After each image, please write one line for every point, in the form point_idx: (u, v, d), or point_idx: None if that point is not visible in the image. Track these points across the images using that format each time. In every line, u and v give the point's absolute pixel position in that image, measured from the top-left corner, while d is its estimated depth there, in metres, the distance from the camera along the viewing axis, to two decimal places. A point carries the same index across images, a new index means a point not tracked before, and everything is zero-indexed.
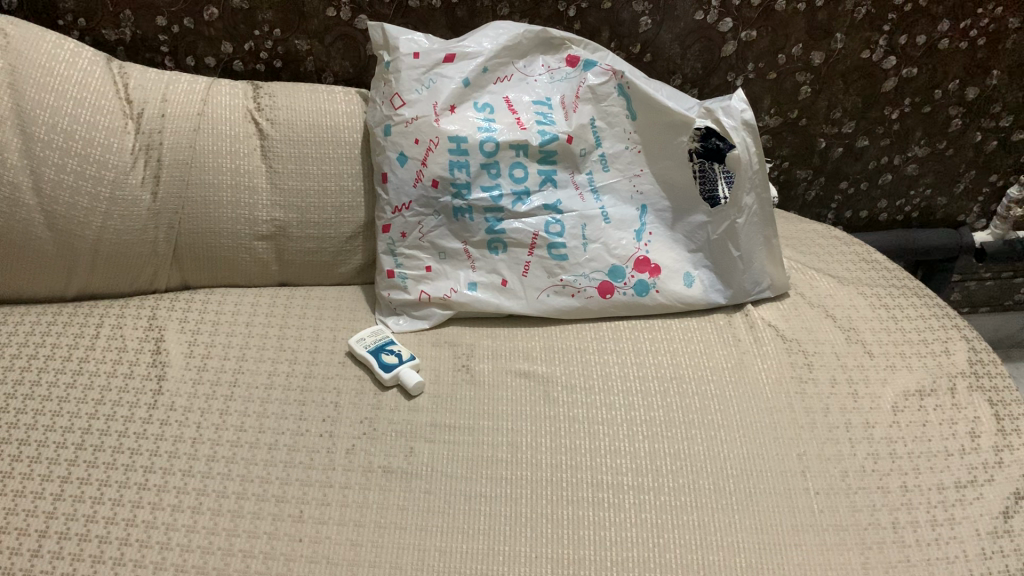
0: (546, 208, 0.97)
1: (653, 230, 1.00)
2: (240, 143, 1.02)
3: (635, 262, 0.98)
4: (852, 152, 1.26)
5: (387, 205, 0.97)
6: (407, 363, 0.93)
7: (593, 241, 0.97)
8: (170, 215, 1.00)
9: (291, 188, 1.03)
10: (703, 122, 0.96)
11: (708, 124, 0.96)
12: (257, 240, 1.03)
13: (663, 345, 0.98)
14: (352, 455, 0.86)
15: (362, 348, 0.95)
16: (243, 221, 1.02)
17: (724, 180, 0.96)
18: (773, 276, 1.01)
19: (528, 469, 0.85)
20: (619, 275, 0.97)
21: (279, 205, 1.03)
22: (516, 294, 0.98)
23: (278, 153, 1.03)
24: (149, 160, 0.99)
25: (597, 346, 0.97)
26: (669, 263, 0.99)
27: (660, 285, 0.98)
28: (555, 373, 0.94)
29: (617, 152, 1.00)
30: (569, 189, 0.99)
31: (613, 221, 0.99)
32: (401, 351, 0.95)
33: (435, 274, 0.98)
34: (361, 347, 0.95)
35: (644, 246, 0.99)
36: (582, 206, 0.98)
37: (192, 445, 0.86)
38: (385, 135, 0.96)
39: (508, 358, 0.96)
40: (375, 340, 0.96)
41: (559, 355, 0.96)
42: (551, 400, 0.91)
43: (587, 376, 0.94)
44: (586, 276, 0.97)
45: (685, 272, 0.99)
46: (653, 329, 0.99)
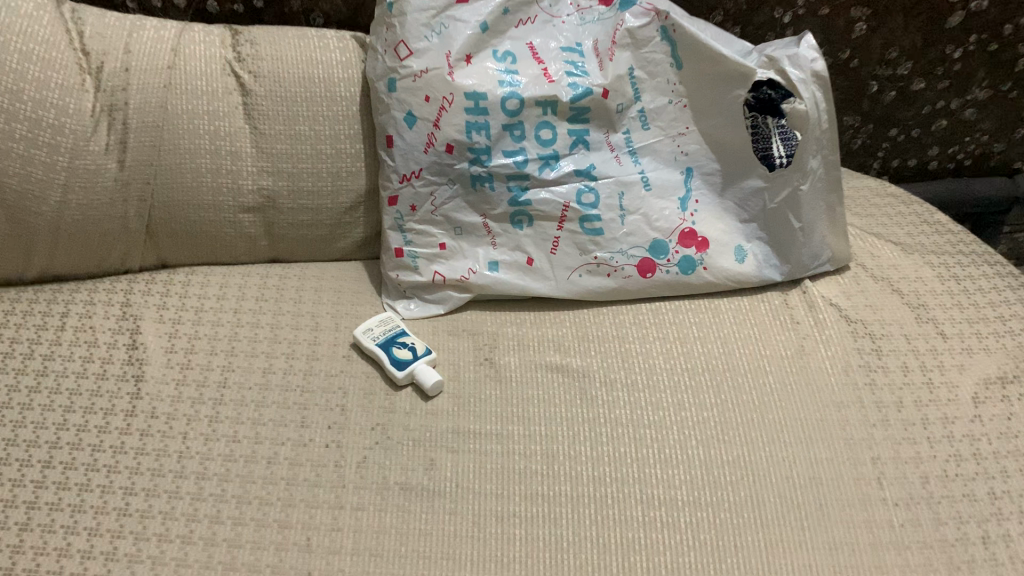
0: (578, 174, 0.84)
1: (699, 197, 0.86)
2: (217, 101, 0.87)
3: (679, 235, 0.85)
4: (906, 96, 1.13)
5: (392, 173, 0.83)
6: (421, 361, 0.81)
7: (632, 212, 0.85)
8: (141, 186, 0.86)
9: (279, 152, 0.88)
10: (764, 73, 0.81)
11: (769, 75, 0.81)
12: (242, 213, 0.89)
13: (712, 329, 0.85)
14: (364, 470, 0.75)
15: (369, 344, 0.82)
16: (227, 192, 0.88)
17: (778, 136, 0.83)
18: (835, 247, 0.87)
19: (566, 483, 0.74)
20: (661, 250, 0.85)
21: (266, 171, 0.88)
22: (543, 275, 0.85)
23: (263, 112, 0.88)
24: (113, 123, 0.84)
25: (637, 333, 0.85)
26: (717, 236, 0.86)
27: (708, 261, 0.85)
28: (592, 366, 0.82)
29: (659, 107, 0.86)
30: (603, 151, 0.85)
31: (654, 188, 0.85)
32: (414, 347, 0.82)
33: (449, 253, 0.85)
34: (370, 343, 0.82)
35: (689, 216, 0.86)
36: (618, 171, 0.85)
37: (178, 461, 0.75)
38: (389, 91, 0.81)
39: (535, 349, 0.83)
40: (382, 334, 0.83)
41: (594, 345, 0.84)
42: (589, 399, 0.79)
43: (628, 369, 0.82)
44: (623, 253, 0.84)
45: (736, 246, 0.86)
46: (699, 310, 0.87)
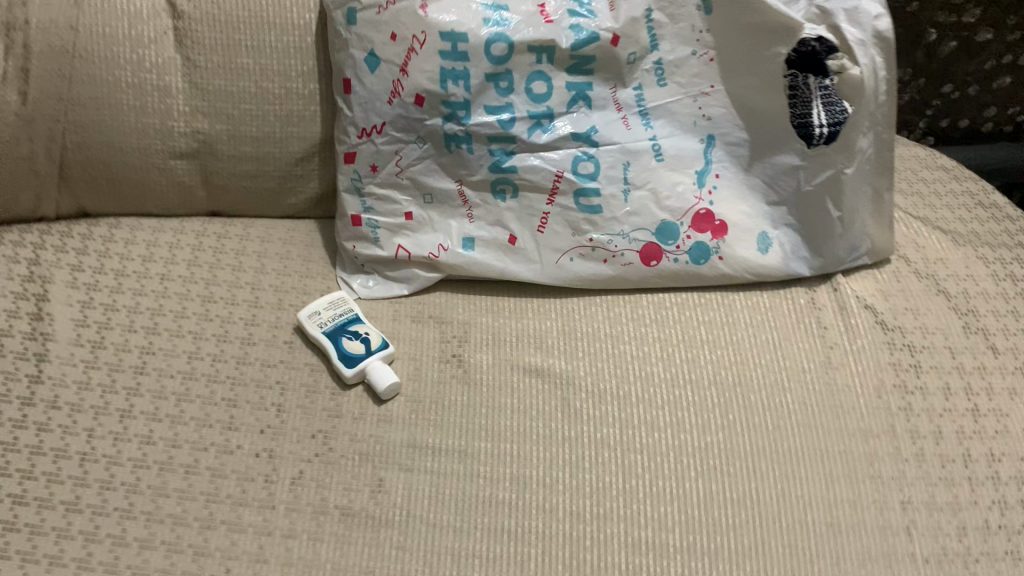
0: (576, 138, 0.69)
1: (720, 172, 0.72)
2: (141, 23, 0.71)
3: (693, 217, 0.71)
4: (968, 47, 0.97)
5: (349, 125, 0.68)
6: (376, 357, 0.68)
7: (638, 187, 0.70)
8: (50, 123, 0.72)
9: (217, 89, 0.73)
10: (813, 29, 0.66)
11: (820, 32, 0.66)
12: (173, 158, 0.75)
13: (724, 331, 0.72)
14: (298, 489, 0.63)
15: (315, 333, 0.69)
16: (154, 134, 0.73)
17: (823, 104, 0.67)
18: (875, 239, 0.73)
19: (538, 518, 0.62)
20: (670, 235, 0.71)
21: (201, 111, 0.73)
22: (527, 256, 0.71)
23: (198, 39, 0.72)
24: (11, 46, 0.69)
25: (634, 332, 0.71)
26: (738, 220, 0.72)
27: (724, 250, 0.72)
28: (578, 372, 0.69)
29: (680, 59, 0.70)
30: (608, 110, 0.70)
31: (666, 159, 0.71)
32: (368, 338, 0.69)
33: (416, 224, 0.71)
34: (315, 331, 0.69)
35: (706, 194, 0.71)
36: (625, 135, 0.70)
37: (80, 464, 0.63)
38: (348, 24, 0.66)
39: (513, 345, 0.70)
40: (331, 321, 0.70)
41: (583, 344, 0.71)
42: (571, 414, 0.67)
43: (621, 379, 0.69)
44: (624, 236, 0.71)
45: (759, 233, 0.72)
46: (710, 307, 0.73)
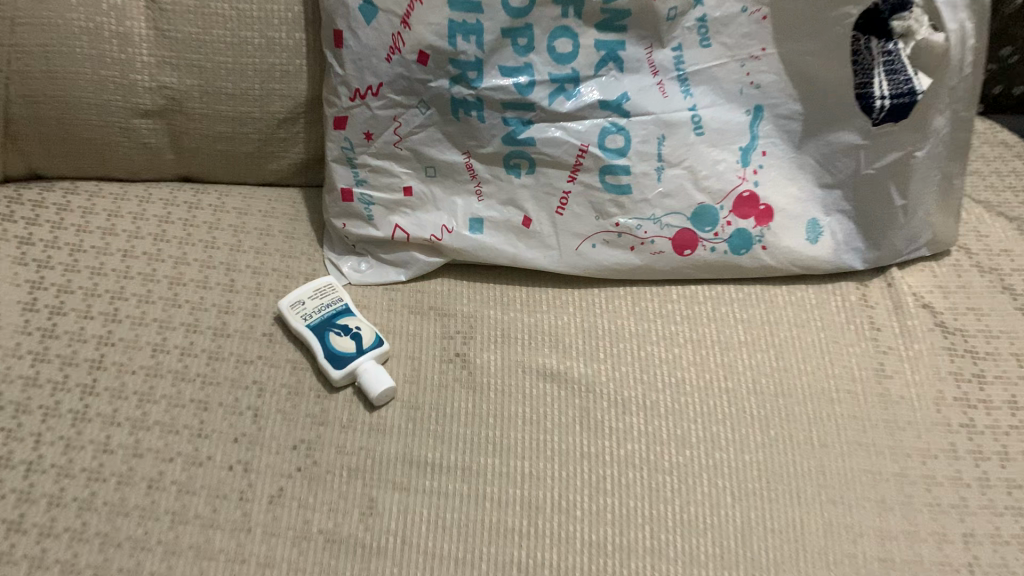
0: (604, 107, 0.59)
1: (767, 149, 0.62)
2: None
3: (734, 201, 0.62)
4: None
5: (340, 86, 0.58)
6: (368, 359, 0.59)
7: (673, 164, 0.61)
8: None
9: (186, 39, 0.62)
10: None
11: None
12: (136, 117, 0.65)
13: (764, 331, 0.63)
14: (277, 510, 0.54)
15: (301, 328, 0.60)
16: (115, 89, 0.63)
17: (885, 74, 0.58)
18: (939, 229, 0.64)
19: (552, 550, 0.53)
20: (707, 220, 0.62)
21: (168, 64, 0.63)
22: (543, 241, 0.62)
23: None
24: None
25: (663, 331, 0.63)
26: (785, 205, 0.63)
27: (768, 239, 0.63)
28: (599, 376, 0.60)
29: (728, 15, 0.59)
30: (641, 74, 0.60)
31: (707, 133, 0.61)
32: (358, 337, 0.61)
33: (416, 201, 0.62)
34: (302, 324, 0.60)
35: (751, 174, 0.62)
36: (660, 104, 0.60)
37: (26, 476, 0.54)
38: None
39: (525, 343, 0.62)
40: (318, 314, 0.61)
41: (604, 343, 0.62)
42: (592, 427, 0.58)
43: (648, 387, 0.60)
44: (654, 221, 0.62)
45: (808, 220, 0.63)
46: (749, 302, 0.65)
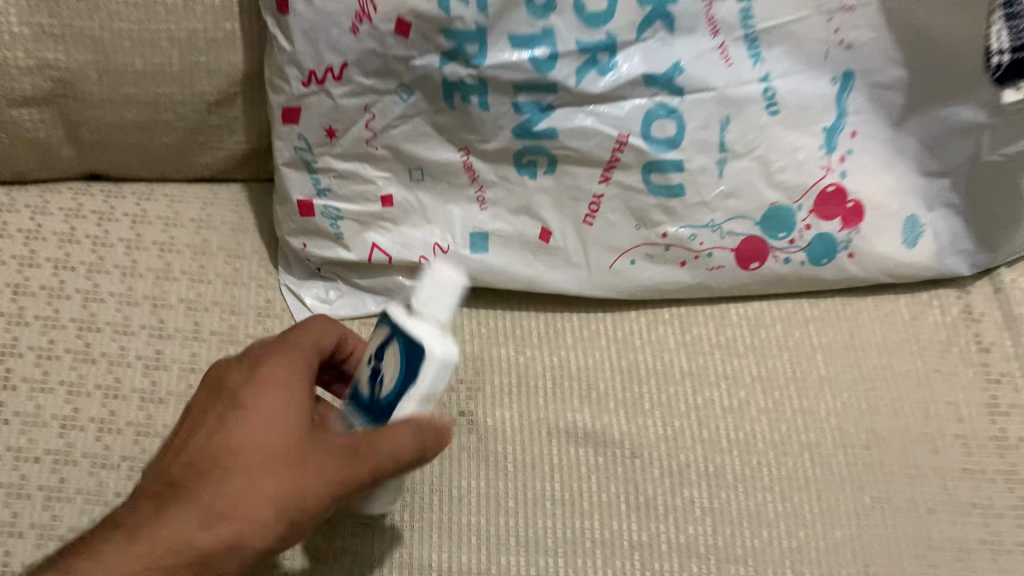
0: (650, 83, 0.44)
1: (857, 128, 0.47)
2: None
3: (816, 199, 0.48)
4: None
5: (289, 67, 0.42)
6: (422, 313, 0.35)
7: (738, 156, 0.46)
8: None
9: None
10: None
11: None
12: (16, 106, 0.48)
13: (847, 361, 0.50)
14: None
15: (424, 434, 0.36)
16: None
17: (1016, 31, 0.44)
18: None
19: None
20: (781, 225, 0.48)
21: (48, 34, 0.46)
22: (569, 259, 0.48)
23: None
24: None
25: (721, 368, 0.50)
26: (879, 199, 0.48)
27: (857, 244, 0.49)
28: (646, 437, 0.47)
29: None
30: (698, 36, 0.44)
31: (783, 113, 0.46)
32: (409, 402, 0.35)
33: (399, 213, 0.47)
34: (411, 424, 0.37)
35: (837, 162, 0.47)
36: (723, 76, 0.45)
37: None
38: None
39: (548, 395, 0.48)
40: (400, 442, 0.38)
41: (649, 387, 0.49)
42: (641, 504, 0.45)
43: (707, 446, 0.47)
44: (713, 228, 0.47)
45: (907, 218, 0.49)
46: (825, 323, 0.51)
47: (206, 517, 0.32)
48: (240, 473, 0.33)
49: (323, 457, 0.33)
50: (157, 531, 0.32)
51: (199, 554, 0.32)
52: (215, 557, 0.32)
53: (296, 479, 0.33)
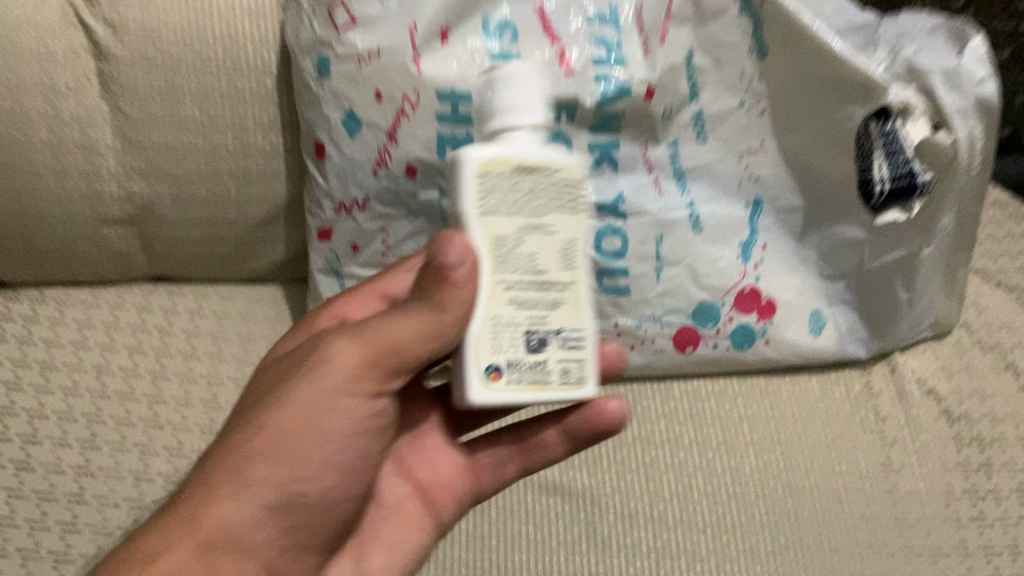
0: (600, 210, 0.57)
1: (767, 242, 0.60)
2: (55, 67, 0.56)
3: (737, 297, 0.60)
4: None
5: (324, 198, 0.56)
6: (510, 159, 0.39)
7: (672, 264, 0.59)
8: None
9: (156, 146, 0.58)
10: (898, 92, 0.55)
11: (908, 96, 0.55)
12: (107, 226, 0.61)
13: (768, 429, 0.62)
14: None
15: (587, 330, 0.40)
16: (80, 200, 0.59)
17: (885, 155, 0.56)
18: (944, 311, 0.63)
19: None
20: (709, 317, 0.60)
21: (138, 172, 0.59)
22: None
23: (127, 86, 0.57)
24: None
25: (665, 434, 0.61)
26: (788, 297, 0.61)
27: (772, 332, 0.61)
28: (604, 489, 0.58)
29: (724, 110, 0.57)
30: (636, 173, 0.57)
31: (706, 231, 0.59)
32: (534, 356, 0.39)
33: None
34: (586, 278, 0.40)
35: (751, 269, 0.60)
36: (657, 204, 0.58)
37: None
38: (319, 75, 0.53)
39: None
40: (557, 204, 0.40)
41: (607, 450, 0.60)
42: (599, 543, 0.56)
43: (654, 497, 0.58)
44: (655, 320, 0.60)
45: (812, 312, 0.61)
46: (752, 397, 0.63)
47: (242, 437, 0.37)
48: (268, 392, 0.38)
49: (346, 340, 0.38)
50: (222, 468, 0.37)
51: (235, 482, 0.37)
52: (258, 466, 0.37)
53: (331, 369, 0.37)
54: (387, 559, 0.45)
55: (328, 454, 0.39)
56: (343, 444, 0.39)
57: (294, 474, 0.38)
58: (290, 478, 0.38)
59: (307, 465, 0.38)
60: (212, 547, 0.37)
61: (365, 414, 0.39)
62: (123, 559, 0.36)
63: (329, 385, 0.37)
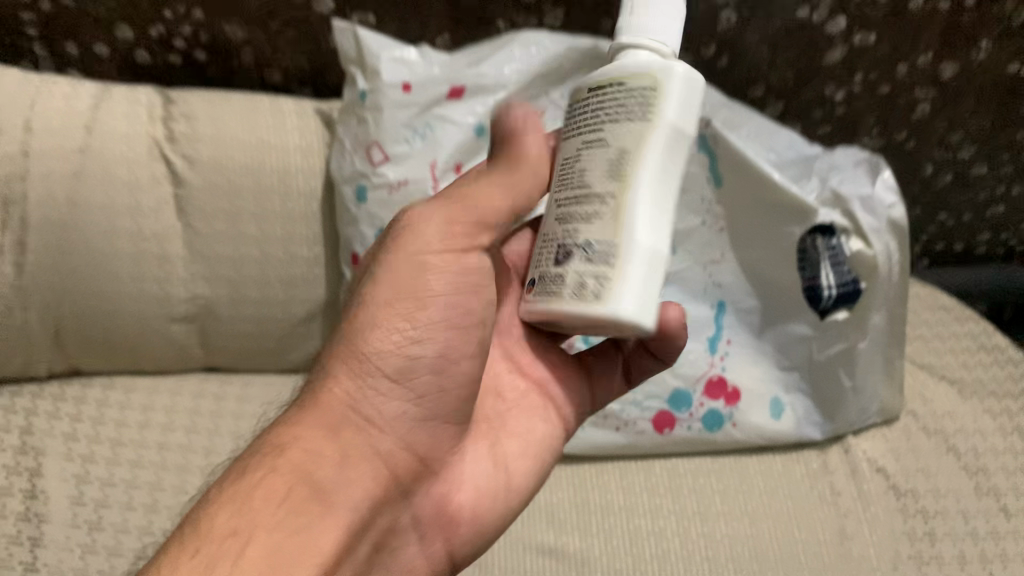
0: None
1: (731, 338, 0.71)
2: (141, 193, 0.68)
3: (707, 385, 0.70)
4: (962, 181, 0.96)
5: None
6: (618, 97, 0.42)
7: None
8: (47, 294, 0.68)
9: (219, 256, 0.70)
10: (827, 214, 0.68)
11: (834, 217, 0.68)
12: (172, 323, 0.72)
13: (736, 502, 0.71)
14: None
15: (620, 243, 0.39)
16: (153, 300, 0.70)
17: (829, 264, 0.68)
18: (887, 401, 0.72)
19: None
20: (683, 402, 0.70)
21: (202, 278, 0.71)
22: None
23: (199, 208, 0.69)
24: (9, 221, 0.66)
25: (647, 504, 0.70)
26: (751, 385, 0.71)
27: (738, 416, 0.70)
28: (593, 551, 0.67)
29: (689, 228, 0.70)
30: None
31: None
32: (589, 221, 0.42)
33: None
34: (638, 187, 0.39)
35: (718, 360, 0.71)
36: None
37: None
38: (357, 201, 0.66)
39: (525, 523, 0.68)
40: (626, 117, 0.40)
41: (596, 518, 0.69)
42: None
43: (636, 559, 0.67)
44: (637, 405, 0.70)
45: (772, 399, 0.71)
46: (723, 474, 0.72)
47: (354, 321, 0.44)
48: (373, 264, 0.45)
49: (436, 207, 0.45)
50: (338, 370, 0.43)
51: (350, 363, 0.43)
52: (374, 330, 0.43)
53: (422, 238, 0.44)
54: (519, 450, 0.49)
55: (441, 317, 0.44)
56: (458, 294, 0.45)
57: (408, 338, 0.44)
58: (406, 336, 0.44)
59: (419, 321, 0.44)
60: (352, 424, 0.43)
61: (470, 265, 0.45)
62: (265, 447, 0.41)
63: (425, 247, 0.44)
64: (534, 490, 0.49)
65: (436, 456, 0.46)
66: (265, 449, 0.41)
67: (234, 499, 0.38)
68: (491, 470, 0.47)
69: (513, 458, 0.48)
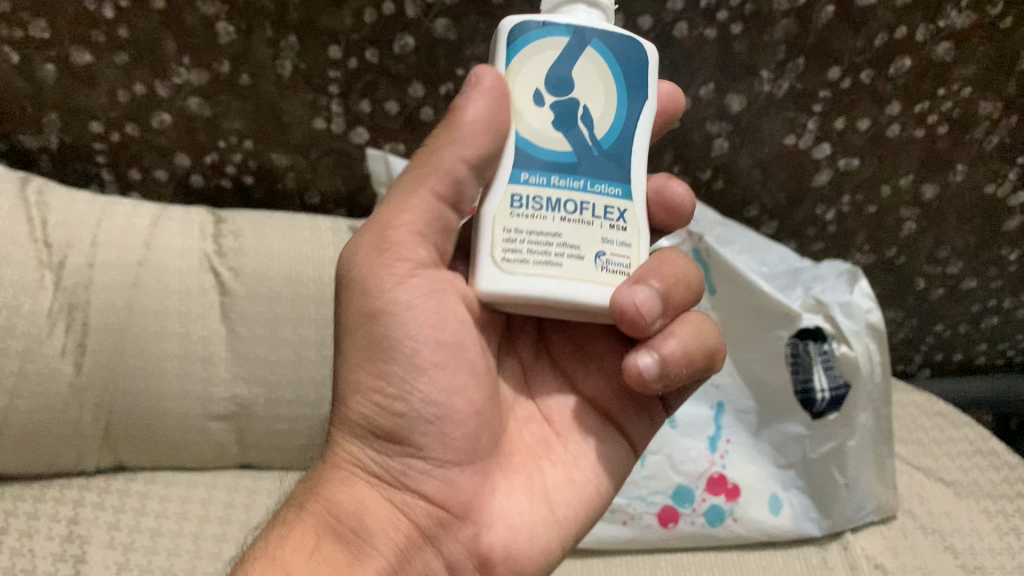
0: None
1: (729, 437, 0.77)
2: (191, 299, 0.76)
3: (707, 480, 0.74)
4: (955, 294, 1.02)
5: None
6: (551, 54, 0.44)
7: (654, 451, 0.74)
8: (101, 392, 0.75)
9: (257, 358, 0.77)
10: (812, 318, 0.76)
11: (818, 322, 0.75)
12: (212, 420, 0.78)
13: None
14: None
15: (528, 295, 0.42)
16: (195, 399, 0.77)
17: (822, 367, 0.75)
18: (881, 497, 0.77)
19: None
20: (686, 497, 0.74)
21: (242, 378, 0.77)
22: None
23: (243, 315, 0.77)
24: (72, 324, 0.73)
25: None
26: (750, 482, 0.75)
27: (738, 511, 0.74)
28: None
29: None
30: None
31: (678, 426, 0.76)
32: (591, 205, 0.43)
33: None
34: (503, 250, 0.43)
35: (718, 457, 0.76)
36: None
37: None
38: None
39: None
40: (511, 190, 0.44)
41: None
42: None
43: None
44: (642, 499, 0.73)
45: (770, 495, 0.76)
46: (726, 568, 0.75)
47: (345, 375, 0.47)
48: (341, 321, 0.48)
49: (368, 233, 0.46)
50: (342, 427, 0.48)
51: (350, 420, 0.47)
52: (357, 382, 0.46)
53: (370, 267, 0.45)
54: (565, 478, 0.50)
55: (421, 363, 0.46)
56: (426, 325, 0.45)
57: (379, 381, 0.46)
58: (385, 396, 0.46)
59: (390, 360, 0.46)
60: (367, 481, 0.47)
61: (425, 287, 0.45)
62: (294, 505, 0.46)
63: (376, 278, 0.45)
64: (582, 523, 0.50)
65: (459, 500, 0.47)
66: (295, 506, 0.46)
67: (267, 556, 0.43)
68: (528, 504, 0.49)
69: (555, 492, 0.49)
